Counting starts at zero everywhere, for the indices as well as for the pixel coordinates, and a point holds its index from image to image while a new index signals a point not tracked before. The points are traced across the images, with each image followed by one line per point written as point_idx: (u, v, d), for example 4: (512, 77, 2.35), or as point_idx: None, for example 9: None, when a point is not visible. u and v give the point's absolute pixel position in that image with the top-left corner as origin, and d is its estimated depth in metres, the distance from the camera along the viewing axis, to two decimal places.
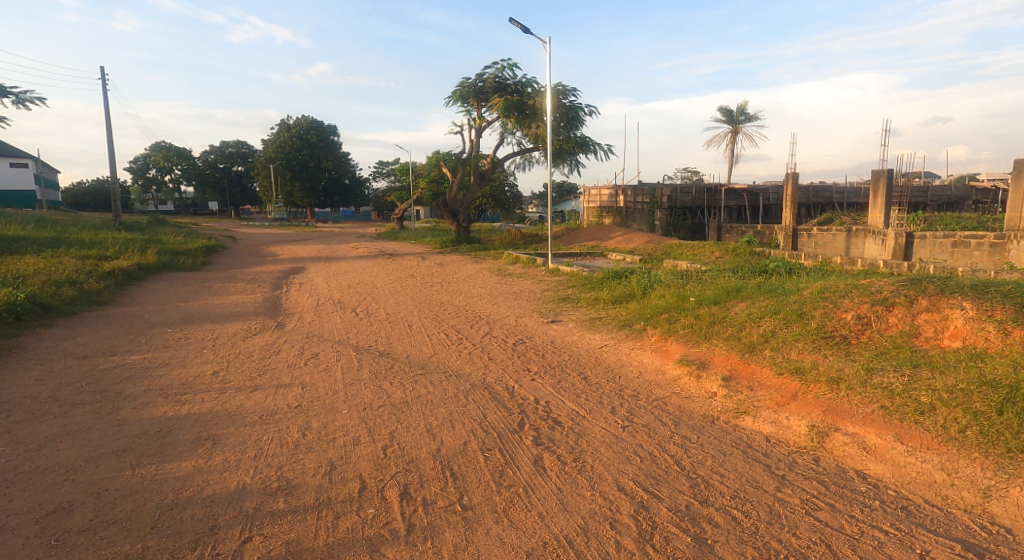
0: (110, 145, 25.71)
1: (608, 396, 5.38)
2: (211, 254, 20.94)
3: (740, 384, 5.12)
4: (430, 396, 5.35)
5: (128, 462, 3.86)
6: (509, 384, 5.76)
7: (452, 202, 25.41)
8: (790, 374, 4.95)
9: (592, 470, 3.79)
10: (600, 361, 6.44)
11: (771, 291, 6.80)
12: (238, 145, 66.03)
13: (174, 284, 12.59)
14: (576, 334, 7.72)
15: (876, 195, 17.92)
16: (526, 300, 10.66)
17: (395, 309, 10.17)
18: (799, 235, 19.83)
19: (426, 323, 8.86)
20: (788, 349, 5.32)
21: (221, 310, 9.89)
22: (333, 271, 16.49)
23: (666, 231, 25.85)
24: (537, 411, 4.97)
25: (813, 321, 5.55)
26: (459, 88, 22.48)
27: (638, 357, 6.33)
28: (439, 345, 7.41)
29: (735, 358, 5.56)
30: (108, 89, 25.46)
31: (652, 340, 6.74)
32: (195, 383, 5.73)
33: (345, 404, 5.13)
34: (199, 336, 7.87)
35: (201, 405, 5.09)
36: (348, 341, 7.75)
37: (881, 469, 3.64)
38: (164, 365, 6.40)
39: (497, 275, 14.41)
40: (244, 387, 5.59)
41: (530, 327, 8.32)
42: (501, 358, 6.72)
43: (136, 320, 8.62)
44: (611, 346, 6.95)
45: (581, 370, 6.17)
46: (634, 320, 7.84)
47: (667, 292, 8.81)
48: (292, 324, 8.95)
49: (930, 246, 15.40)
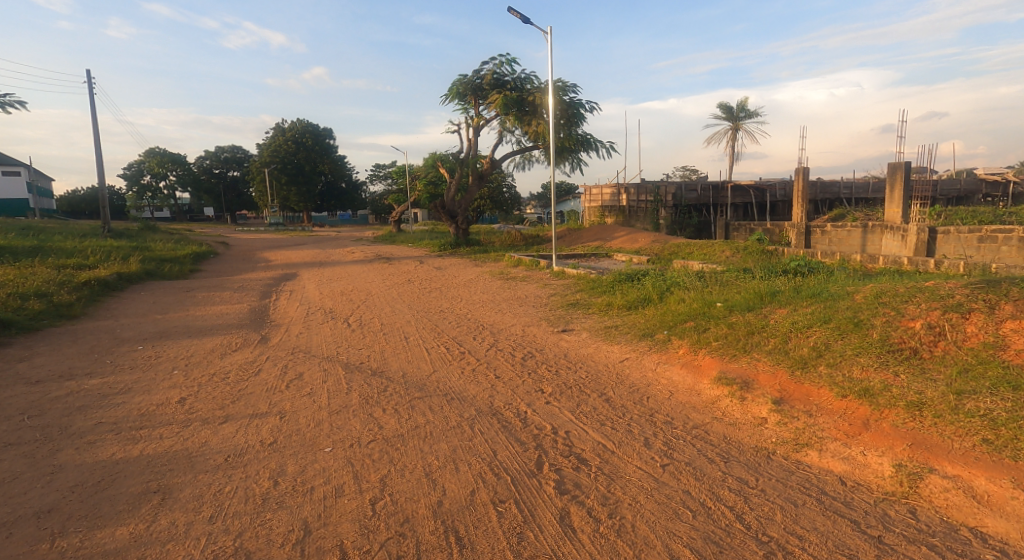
0: (98, 151, 25.08)
1: (639, 424, 4.59)
2: (201, 261, 20.12)
3: (795, 408, 4.34)
4: (429, 427, 4.56)
5: (50, 530, 3.08)
6: (521, 408, 4.99)
7: (451, 204, 24.60)
8: (855, 396, 4.17)
9: (635, 533, 3.01)
10: (622, 379, 5.65)
11: (814, 295, 6.04)
12: (234, 149, 64.92)
13: (157, 295, 11.78)
14: (591, 346, 6.93)
15: (893, 189, 17.29)
16: (532, 306, 9.90)
17: (391, 319, 9.36)
18: (811, 232, 19.08)
19: (424, 334, 8.05)
20: (848, 365, 4.54)
21: (201, 323, 9.07)
22: (326, 276, 15.75)
23: (671, 230, 25.06)
24: (557, 445, 4.20)
25: (874, 331, 4.76)
26: (456, 84, 21.75)
27: (666, 375, 5.55)
28: (439, 361, 6.62)
29: (784, 376, 4.76)
30: (94, 94, 24.91)
31: (679, 354, 5.95)
32: (155, 414, 4.92)
33: (329, 440, 4.33)
34: (170, 354, 7.04)
35: (159, 443, 4.29)
36: (337, 358, 6.94)
37: (1003, 527, 2.86)
38: (125, 392, 5.58)
39: (498, 279, 13.68)
40: (213, 419, 4.78)
41: (539, 338, 7.52)
42: (508, 376, 5.93)
43: (105, 337, 7.82)
44: (632, 359, 6.17)
45: (603, 390, 5.40)
46: (655, 329, 7.05)
47: (688, 298, 8.02)
48: (277, 338, 8.16)
49: (954, 242, 14.70)
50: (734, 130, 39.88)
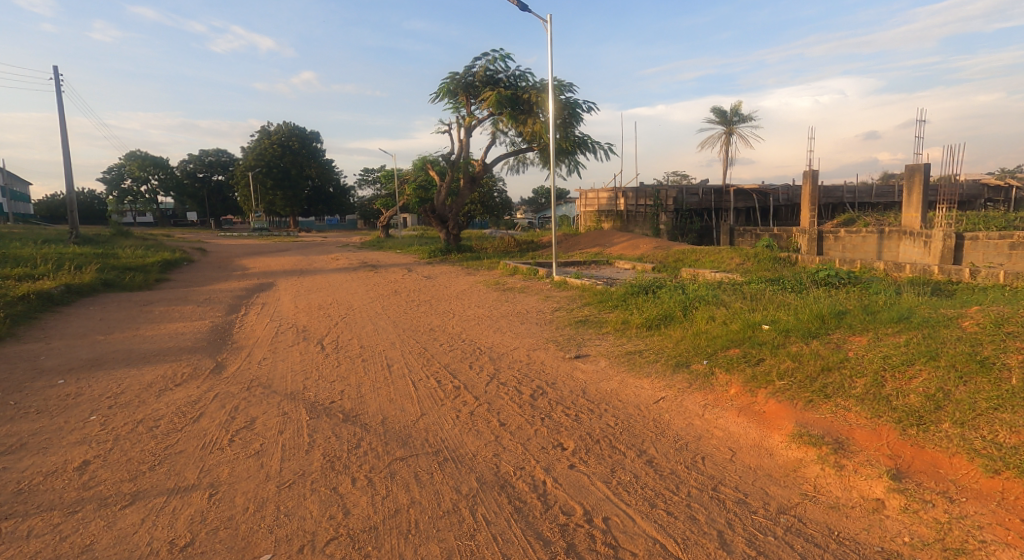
0: (67, 153, 23.66)
1: (704, 506, 3.33)
2: (171, 269, 18.57)
3: (925, 489, 3.11)
4: (413, 514, 3.29)
5: None
6: (539, 479, 3.75)
7: (441, 208, 23.26)
8: (1017, 474, 2.95)
9: None
10: (664, 430, 4.41)
11: (896, 319, 4.90)
12: (218, 153, 62.83)
13: (106, 310, 10.32)
14: (614, 379, 5.69)
15: (911, 192, 16.44)
16: (535, 323, 8.68)
17: (373, 340, 8.04)
18: (824, 238, 17.90)
19: (411, 362, 6.74)
20: (987, 423, 3.32)
21: (146, 347, 7.68)
22: (305, 287, 14.39)
23: (672, 236, 23.76)
24: (597, 549, 2.95)
25: (1012, 376, 3.56)
26: (446, 82, 20.49)
27: (721, 425, 4.33)
28: (429, 402, 5.33)
29: (892, 435, 3.55)
30: (61, 94, 23.67)
31: (730, 395, 4.74)
32: (36, 492, 3.56)
33: (270, 540, 3.03)
34: (94, 392, 5.66)
35: (21, 549, 2.95)
36: (303, 396, 5.61)
37: None
38: (10, 452, 4.20)
39: (494, 289, 12.49)
40: (114, 500, 3.46)
41: (549, 368, 6.27)
42: (517, 425, 4.68)
43: (19, 368, 6.40)
44: (670, 400, 4.94)
45: (642, 447, 4.16)
46: (691, 358, 5.84)
47: (722, 317, 6.83)
48: (235, 366, 6.81)
49: (983, 248, 13.78)
50: (728, 135, 39.09)
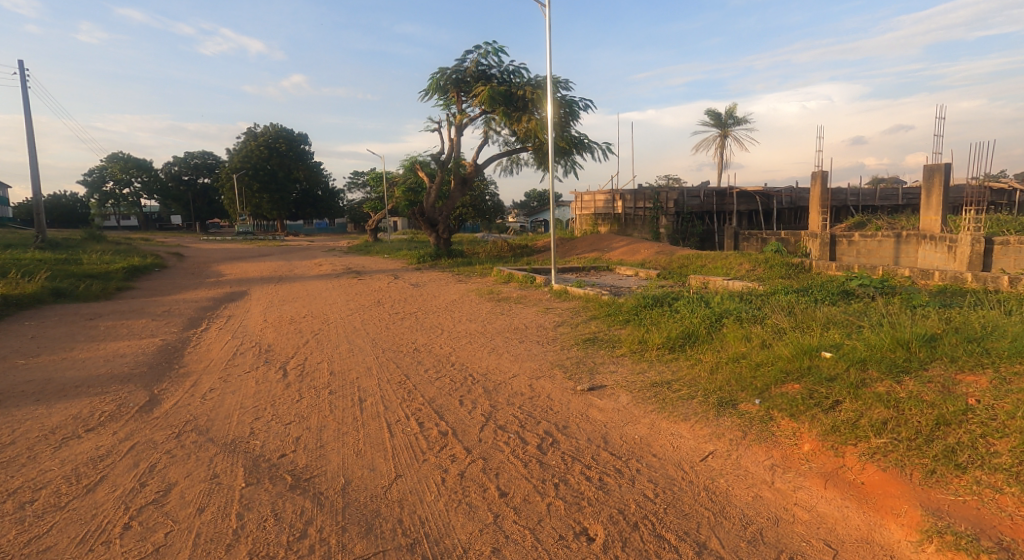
0: (33, 153, 22.21)
1: None
2: (138, 276, 17.19)
3: None
4: None
5: None
6: None
7: (430, 211, 22.03)
8: None
9: None
10: (727, 509, 3.21)
11: (1020, 354, 3.86)
12: (203, 155, 60.99)
13: (44, 326, 8.99)
14: (642, 424, 4.49)
15: (929, 194, 15.47)
16: (535, 342, 7.50)
17: (345, 364, 6.79)
18: (837, 243, 16.96)
19: (389, 396, 5.48)
20: None
21: (71, 375, 6.37)
22: (279, 296, 13.10)
23: (674, 239, 22.61)
24: None
25: None
26: (436, 78, 19.32)
27: (806, 501, 3.15)
28: (407, 457, 4.11)
29: None
30: (27, 90, 22.25)
31: (808, 452, 3.57)
32: None
33: None
34: None
35: None
36: (245, 447, 4.36)
37: None
38: None
39: (487, 300, 11.31)
40: None
41: (558, 406, 5.04)
42: (523, 497, 3.46)
43: None
44: (723, 457, 3.77)
45: (701, 539, 2.97)
46: (737, 394, 4.65)
47: (763, 339, 5.67)
48: (171, 402, 5.52)
49: (1014, 254, 12.84)
50: (724, 137, 38.21)
